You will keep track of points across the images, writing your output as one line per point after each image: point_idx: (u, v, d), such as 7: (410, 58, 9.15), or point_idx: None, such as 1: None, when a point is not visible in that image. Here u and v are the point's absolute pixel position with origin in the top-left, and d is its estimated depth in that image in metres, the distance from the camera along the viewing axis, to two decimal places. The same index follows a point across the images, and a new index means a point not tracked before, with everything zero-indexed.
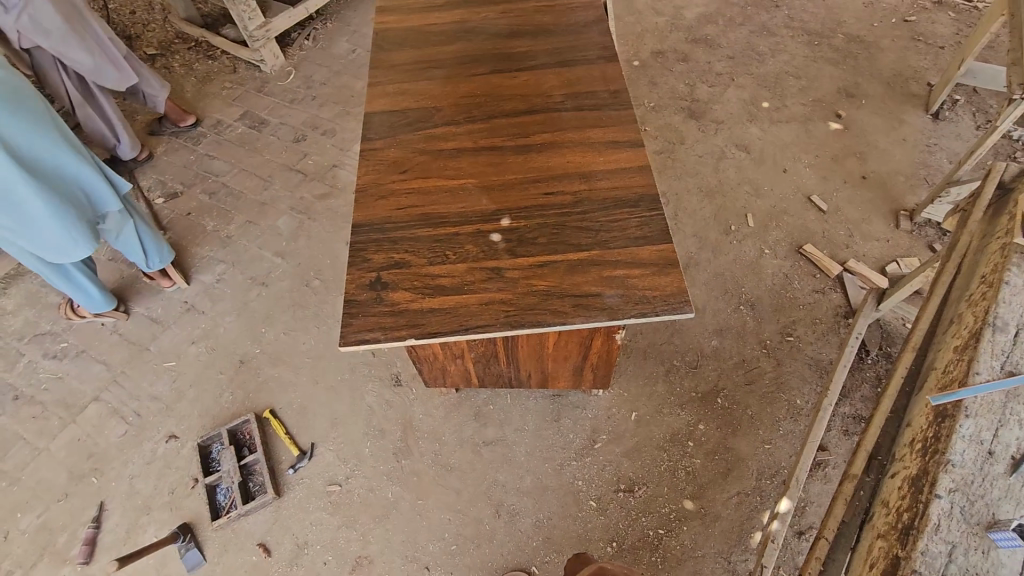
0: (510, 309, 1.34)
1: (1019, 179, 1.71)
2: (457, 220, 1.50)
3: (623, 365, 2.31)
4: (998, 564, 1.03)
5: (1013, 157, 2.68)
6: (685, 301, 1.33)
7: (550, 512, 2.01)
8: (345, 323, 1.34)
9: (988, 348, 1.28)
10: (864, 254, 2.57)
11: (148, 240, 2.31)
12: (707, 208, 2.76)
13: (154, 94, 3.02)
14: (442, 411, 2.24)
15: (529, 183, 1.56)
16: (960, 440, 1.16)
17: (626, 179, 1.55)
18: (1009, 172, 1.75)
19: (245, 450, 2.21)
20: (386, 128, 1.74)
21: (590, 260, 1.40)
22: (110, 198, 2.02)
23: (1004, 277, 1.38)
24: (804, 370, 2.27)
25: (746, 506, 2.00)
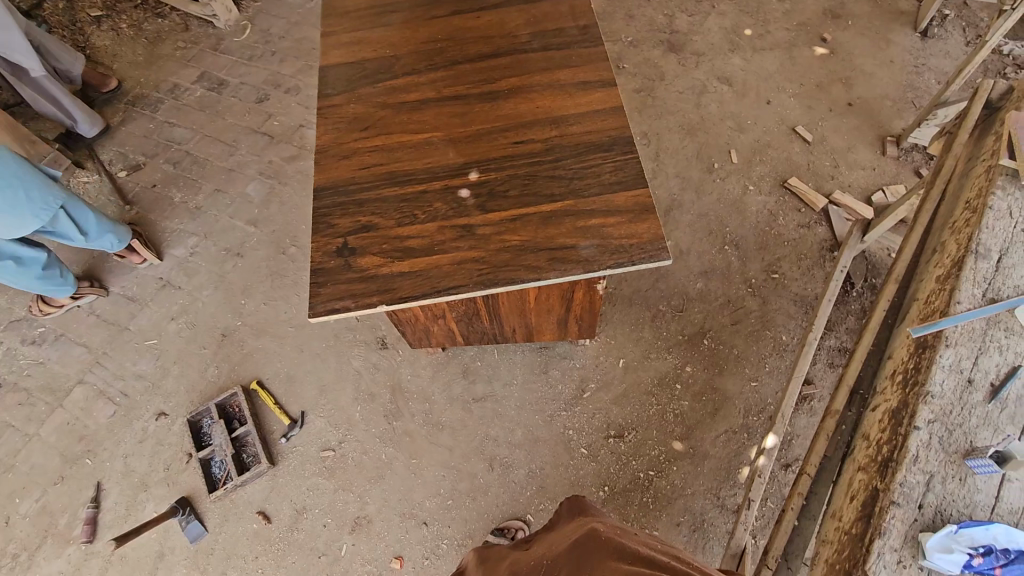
0: (484, 267, 1.29)
1: (1006, 96, 1.64)
2: (423, 177, 1.43)
3: (609, 314, 2.30)
4: (974, 490, 1.04)
5: (1002, 73, 2.59)
6: (662, 248, 1.28)
7: (543, 462, 2.05)
8: (314, 293, 1.30)
9: (970, 275, 1.26)
10: (849, 184, 2.52)
11: (86, 221, 2.20)
12: (689, 146, 2.67)
13: (68, 67, 2.85)
14: (430, 371, 2.23)
15: (496, 132, 1.48)
16: (940, 370, 1.16)
17: (599, 122, 1.47)
18: (997, 89, 1.67)
19: (235, 423, 2.21)
20: (344, 82, 1.64)
21: (563, 211, 1.35)
22: (24, 212, 1.91)
23: (988, 202, 1.35)
24: (790, 307, 2.27)
25: (734, 443, 2.04)
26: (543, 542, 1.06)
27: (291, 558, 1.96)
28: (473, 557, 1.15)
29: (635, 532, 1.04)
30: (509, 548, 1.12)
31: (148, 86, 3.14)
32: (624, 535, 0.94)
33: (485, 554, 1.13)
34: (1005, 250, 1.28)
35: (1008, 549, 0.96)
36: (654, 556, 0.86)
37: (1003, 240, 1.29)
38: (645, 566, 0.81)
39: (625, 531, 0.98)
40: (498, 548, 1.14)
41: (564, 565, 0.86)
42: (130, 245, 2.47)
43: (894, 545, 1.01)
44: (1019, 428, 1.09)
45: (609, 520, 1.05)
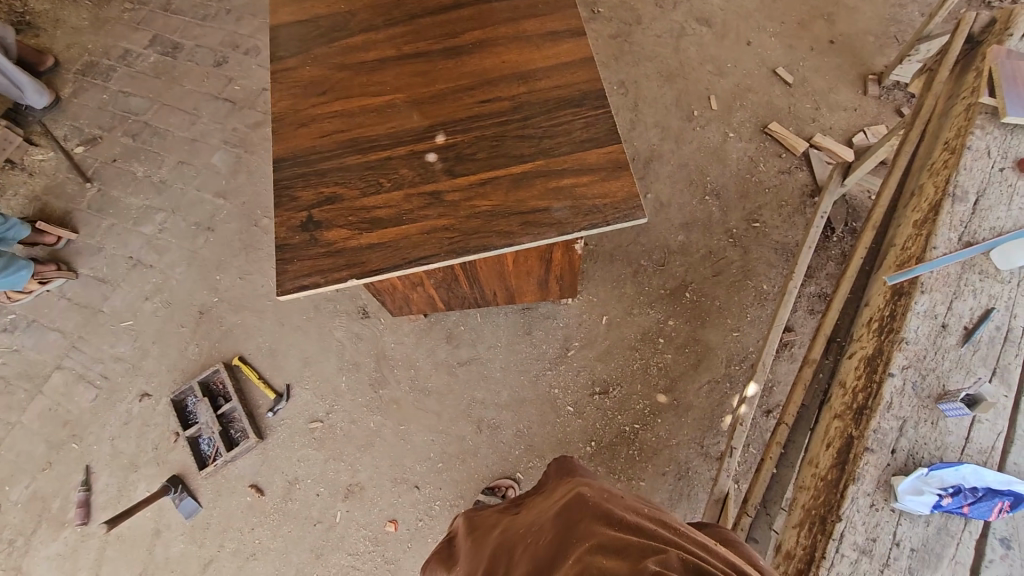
0: (454, 235, 1.25)
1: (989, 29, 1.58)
2: (387, 142, 1.36)
3: (591, 271, 2.28)
4: (946, 432, 1.06)
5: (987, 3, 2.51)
6: (638, 206, 1.25)
7: (529, 422, 2.07)
8: (281, 269, 1.26)
9: (946, 219, 1.25)
10: (830, 126, 2.48)
11: None
12: (668, 94, 2.59)
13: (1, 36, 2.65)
14: (413, 337, 2.22)
15: (461, 91, 1.41)
16: (915, 316, 1.16)
17: (568, 75, 1.40)
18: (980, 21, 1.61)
19: (220, 400, 2.20)
20: (298, 43, 1.54)
21: (535, 172, 1.30)
22: None
23: (966, 142, 1.32)
24: (771, 255, 2.27)
25: (717, 393, 2.07)
26: (531, 508, 1.05)
27: (287, 528, 2.00)
28: (462, 524, 1.17)
29: (625, 494, 1.02)
30: (498, 513, 1.14)
31: (97, 53, 2.95)
32: (613, 499, 0.92)
33: (474, 521, 1.15)
34: (982, 191, 1.27)
35: (977, 488, 0.99)
36: (643, 524, 0.84)
37: (979, 182, 1.28)
38: (633, 538, 0.78)
39: (614, 495, 0.96)
40: (486, 514, 1.16)
41: (551, 534, 0.84)
42: (35, 225, 2.42)
43: (868, 489, 1.03)
44: (991, 369, 1.11)
45: (599, 483, 1.03)
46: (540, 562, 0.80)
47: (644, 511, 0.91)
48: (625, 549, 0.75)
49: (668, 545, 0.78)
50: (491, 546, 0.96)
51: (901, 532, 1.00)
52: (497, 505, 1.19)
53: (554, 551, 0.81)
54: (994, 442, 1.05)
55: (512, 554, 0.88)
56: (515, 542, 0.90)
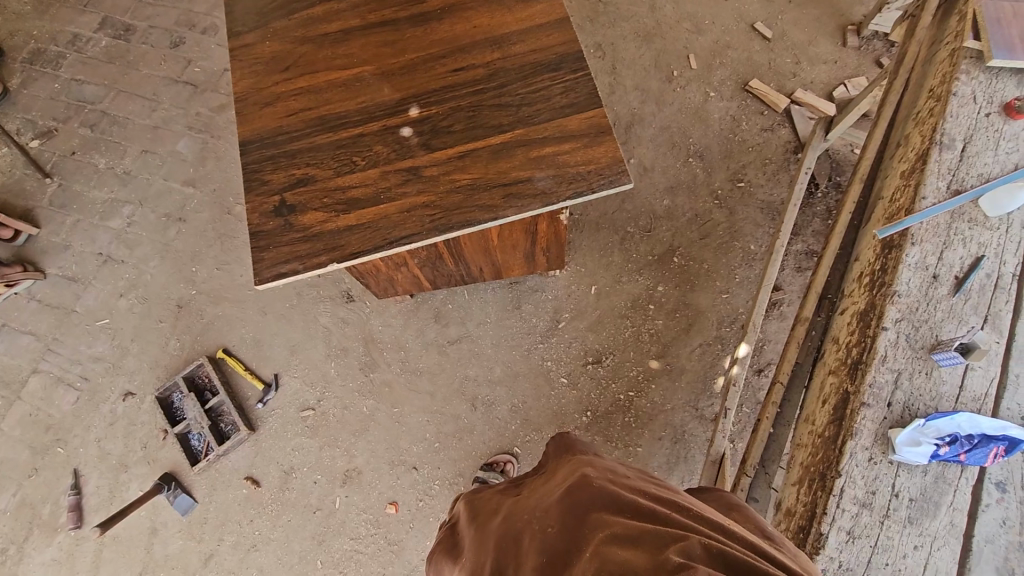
0: (435, 212, 1.21)
1: None
2: (359, 118, 1.30)
3: (577, 241, 2.25)
4: (940, 382, 1.07)
5: None
6: (623, 171, 1.21)
7: (524, 396, 2.06)
8: (256, 258, 1.21)
9: (935, 168, 1.24)
10: (811, 81, 2.44)
11: None
12: (647, 55, 2.53)
13: None
14: (401, 319, 2.18)
15: (433, 60, 1.35)
16: (906, 269, 1.15)
17: (543, 38, 1.34)
18: None
19: (207, 394, 2.15)
20: (256, 16, 1.45)
21: (515, 142, 1.25)
22: None
23: (952, 88, 1.30)
24: (756, 215, 2.25)
25: (709, 355, 2.08)
26: (534, 489, 1.04)
27: (287, 517, 1.99)
28: (463, 510, 1.16)
29: (628, 471, 1.01)
30: (500, 495, 1.12)
31: (44, 39, 2.78)
32: (620, 480, 0.91)
33: (476, 505, 1.13)
34: (969, 138, 1.25)
35: (972, 435, 1.00)
36: (655, 507, 0.83)
37: (966, 128, 1.26)
38: (649, 526, 0.78)
39: (620, 474, 0.95)
40: (488, 498, 1.14)
41: (561, 522, 0.83)
42: None
43: (865, 444, 1.03)
44: (982, 318, 1.11)
45: (602, 462, 1.02)
46: (554, 554, 0.79)
47: (652, 489, 0.91)
48: (642, 538, 0.75)
49: (684, 530, 0.78)
50: (497, 533, 0.94)
51: (900, 483, 1.01)
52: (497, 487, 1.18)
53: (566, 541, 0.80)
54: (987, 389, 1.06)
55: (520, 543, 0.87)
56: (522, 529, 0.89)
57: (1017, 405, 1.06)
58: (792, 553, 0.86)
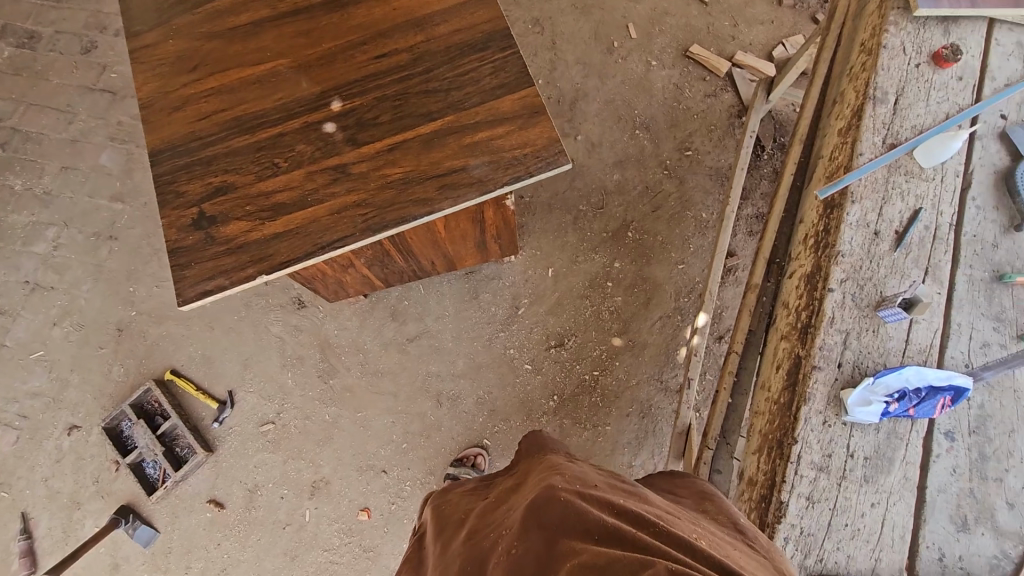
0: (368, 211, 1.13)
1: None
2: (279, 116, 1.21)
3: (530, 224, 2.21)
4: (886, 338, 1.07)
5: None
6: (560, 151, 1.15)
7: (489, 387, 2.04)
8: (178, 277, 1.12)
9: (869, 123, 1.23)
10: (750, 42, 2.43)
11: None
12: (586, 27, 2.47)
13: None
14: (356, 321, 2.10)
15: (353, 47, 1.25)
16: (848, 228, 1.15)
17: (469, 16, 1.26)
18: None
19: (159, 419, 2.05)
20: (156, 13, 1.33)
21: (446, 130, 1.18)
22: None
23: (882, 41, 1.29)
24: (706, 182, 2.25)
25: (670, 327, 2.08)
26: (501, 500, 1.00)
27: (257, 536, 1.93)
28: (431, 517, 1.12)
29: (601, 478, 0.97)
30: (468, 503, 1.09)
31: None
32: (588, 492, 0.87)
33: (442, 514, 1.10)
34: (901, 91, 1.25)
35: (920, 388, 1.00)
36: (623, 527, 0.79)
37: (897, 81, 1.26)
38: (616, 551, 0.74)
39: (588, 485, 0.92)
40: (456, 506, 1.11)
41: (527, 546, 0.79)
42: None
43: (819, 407, 1.03)
44: (923, 270, 1.12)
45: (571, 468, 0.98)
46: None
47: (621, 501, 0.87)
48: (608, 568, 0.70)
49: (652, 553, 0.74)
50: (461, 553, 0.91)
51: (854, 443, 1.01)
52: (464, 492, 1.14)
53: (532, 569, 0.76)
54: (932, 340, 1.07)
55: (486, 566, 0.83)
56: (488, 550, 0.85)
57: (961, 353, 1.07)
58: (765, 552, 0.86)
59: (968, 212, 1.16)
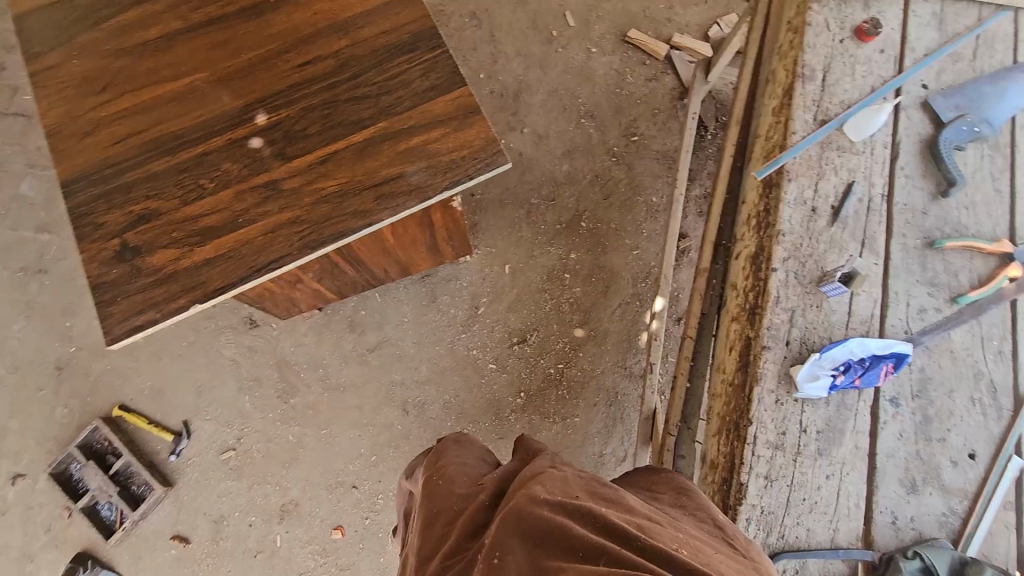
0: (303, 228, 1.08)
1: None
2: (199, 135, 1.14)
3: (484, 222, 2.18)
4: (830, 312, 1.10)
5: None
6: (499, 151, 1.13)
7: (455, 390, 2.01)
8: (104, 314, 1.05)
9: (800, 101, 1.25)
10: (686, 24, 2.44)
11: None
12: (523, 18, 2.43)
13: None
14: (313, 336, 2.04)
15: (274, 57, 1.19)
16: (787, 207, 1.17)
17: (394, 17, 1.22)
18: None
19: (111, 457, 1.95)
20: (57, 32, 1.24)
21: (379, 137, 1.13)
22: None
23: (806, 19, 1.31)
24: (654, 166, 2.26)
25: (630, 313, 2.09)
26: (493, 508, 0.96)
27: (228, 567, 1.87)
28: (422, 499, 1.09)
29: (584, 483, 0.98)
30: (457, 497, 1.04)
31: None
32: (571, 503, 0.87)
33: (432, 505, 1.06)
34: (828, 68, 1.27)
35: (864, 358, 1.04)
36: (604, 545, 0.81)
37: (824, 58, 1.28)
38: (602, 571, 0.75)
39: (572, 494, 0.92)
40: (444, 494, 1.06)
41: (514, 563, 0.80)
42: None
43: (771, 387, 1.05)
44: (860, 243, 1.15)
45: (555, 472, 0.99)
46: None
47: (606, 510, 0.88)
48: None
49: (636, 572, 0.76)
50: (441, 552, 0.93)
51: (807, 418, 1.04)
52: (455, 475, 1.09)
53: None
54: (873, 310, 1.10)
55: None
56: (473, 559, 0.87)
57: (900, 320, 1.10)
58: (744, 552, 0.88)
59: (898, 182, 1.19)
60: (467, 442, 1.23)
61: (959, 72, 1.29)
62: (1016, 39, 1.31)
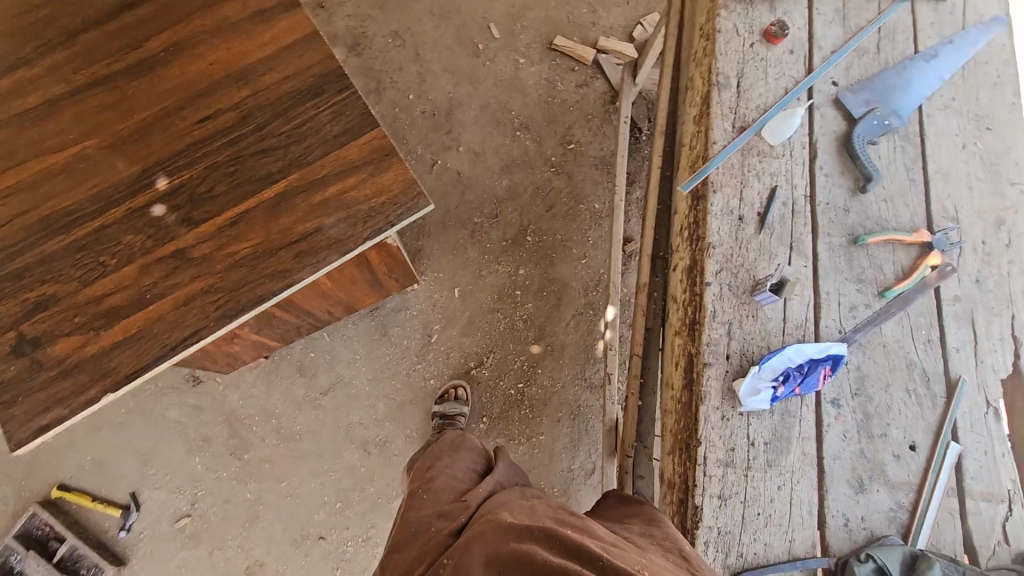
0: (218, 297, 1.02)
1: None
2: (94, 208, 1.06)
3: (428, 247, 2.13)
4: (766, 321, 1.11)
5: None
6: (418, 193, 1.09)
7: (416, 424, 1.96)
8: (5, 416, 0.97)
9: (718, 109, 1.25)
10: (611, 26, 2.44)
11: None
12: (447, 34, 2.37)
13: None
14: (262, 386, 1.96)
15: (170, 115, 1.11)
16: (714, 218, 1.17)
17: (296, 62, 1.16)
18: None
19: (54, 542, 1.83)
20: None
21: (292, 190, 1.08)
22: None
23: (716, 25, 1.31)
24: (593, 173, 2.24)
25: (584, 324, 2.08)
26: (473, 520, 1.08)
27: None
28: (408, 500, 1.26)
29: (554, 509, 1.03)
30: (442, 505, 1.19)
31: None
32: (538, 526, 0.94)
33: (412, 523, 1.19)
34: (741, 73, 1.28)
35: (802, 365, 1.05)
36: (564, 567, 0.86)
37: (736, 64, 1.29)
38: None
39: (540, 519, 0.98)
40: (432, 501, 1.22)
41: None
42: None
43: (716, 404, 1.05)
44: (788, 247, 1.16)
45: (528, 503, 1.05)
46: None
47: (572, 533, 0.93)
48: None
49: None
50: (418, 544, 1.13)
51: (753, 431, 1.04)
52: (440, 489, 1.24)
53: None
54: (806, 314, 1.12)
55: None
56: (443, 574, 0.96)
57: (833, 321, 1.12)
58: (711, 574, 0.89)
59: (819, 182, 1.21)
60: (461, 450, 1.38)
61: (866, 66, 1.31)
62: (915, 29, 1.35)
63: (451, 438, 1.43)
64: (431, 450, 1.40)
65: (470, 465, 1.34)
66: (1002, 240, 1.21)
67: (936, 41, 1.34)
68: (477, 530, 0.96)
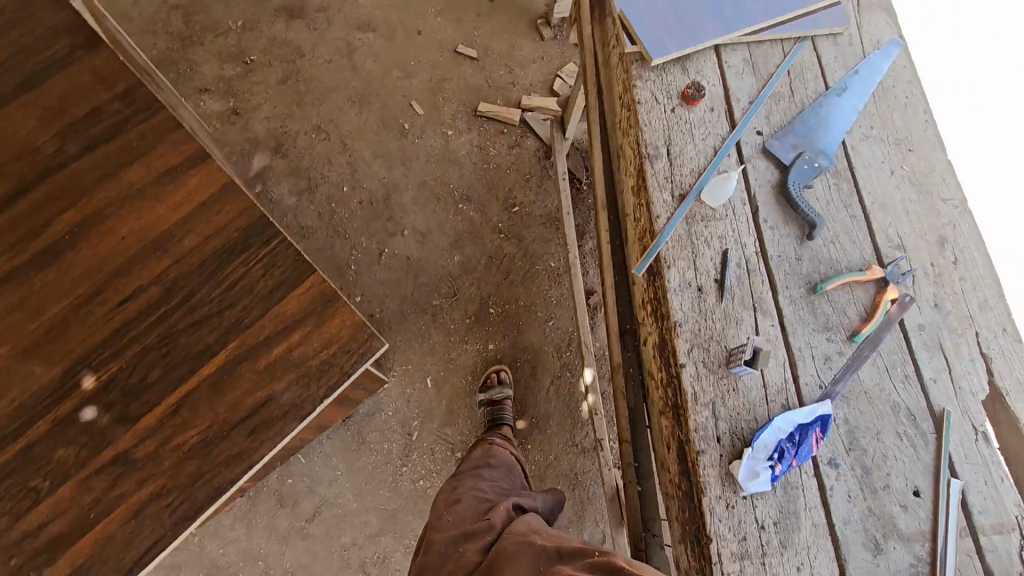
0: (176, 491, 1.08)
1: None
2: (22, 423, 1.06)
3: (391, 341, 2.05)
4: (747, 392, 1.09)
5: None
6: (371, 336, 1.18)
7: (414, 531, 1.88)
8: None
9: (654, 181, 1.24)
10: (531, 84, 2.46)
11: None
12: (370, 118, 2.32)
13: None
14: (242, 526, 1.83)
15: (86, 302, 1.11)
16: (675, 295, 1.15)
17: (212, 220, 1.16)
18: None
19: None
20: None
21: (234, 360, 1.13)
22: None
23: (635, 96, 1.31)
24: (543, 232, 2.21)
25: (564, 388, 2.04)
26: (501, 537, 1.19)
27: None
28: (433, 520, 1.35)
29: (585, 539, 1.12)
30: (466, 525, 1.28)
31: None
32: (566, 548, 1.05)
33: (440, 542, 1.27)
34: (669, 140, 1.28)
35: (792, 433, 1.05)
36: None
37: (662, 132, 1.29)
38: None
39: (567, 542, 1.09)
40: (456, 521, 1.31)
41: None
42: None
43: (718, 493, 1.02)
44: (752, 310, 1.15)
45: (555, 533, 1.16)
46: None
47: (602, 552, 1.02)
48: None
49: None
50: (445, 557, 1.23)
51: (760, 513, 1.02)
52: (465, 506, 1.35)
53: None
54: (784, 377, 1.11)
55: None
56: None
57: (812, 377, 1.11)
58: None
59: (766, 236, 1.21)
60: (484, 468, 1.53)
61: (785, 110, 1.34)
62: (821, 66, 1.39)
63: (478, 458, 1.59)
64: (456, 475, 1.52)
65: (495, 481, 1.47)
66: (948, 258, 1.24)
67: (843, 75, 1.38)
68: (510, 549, 1.10)
